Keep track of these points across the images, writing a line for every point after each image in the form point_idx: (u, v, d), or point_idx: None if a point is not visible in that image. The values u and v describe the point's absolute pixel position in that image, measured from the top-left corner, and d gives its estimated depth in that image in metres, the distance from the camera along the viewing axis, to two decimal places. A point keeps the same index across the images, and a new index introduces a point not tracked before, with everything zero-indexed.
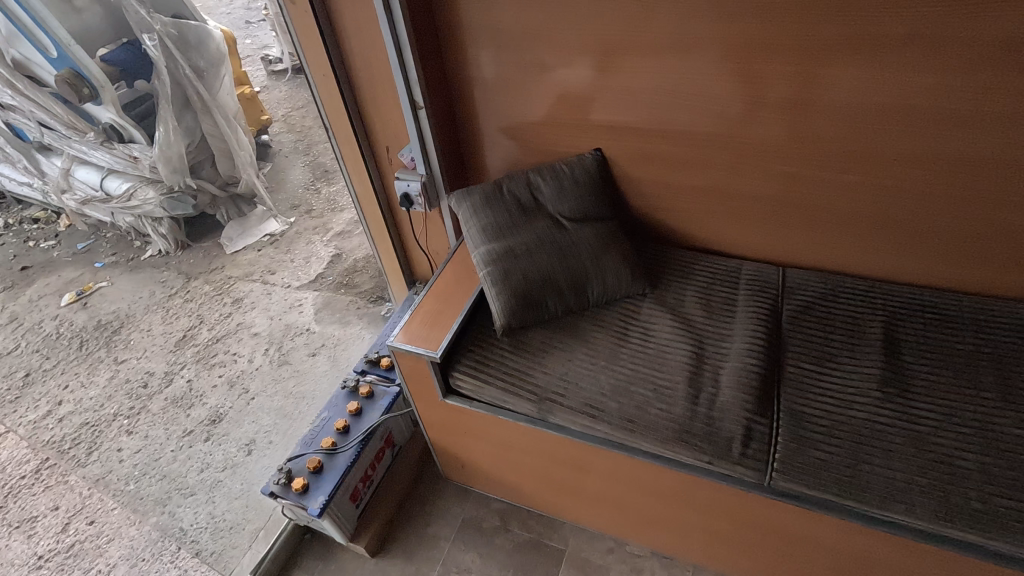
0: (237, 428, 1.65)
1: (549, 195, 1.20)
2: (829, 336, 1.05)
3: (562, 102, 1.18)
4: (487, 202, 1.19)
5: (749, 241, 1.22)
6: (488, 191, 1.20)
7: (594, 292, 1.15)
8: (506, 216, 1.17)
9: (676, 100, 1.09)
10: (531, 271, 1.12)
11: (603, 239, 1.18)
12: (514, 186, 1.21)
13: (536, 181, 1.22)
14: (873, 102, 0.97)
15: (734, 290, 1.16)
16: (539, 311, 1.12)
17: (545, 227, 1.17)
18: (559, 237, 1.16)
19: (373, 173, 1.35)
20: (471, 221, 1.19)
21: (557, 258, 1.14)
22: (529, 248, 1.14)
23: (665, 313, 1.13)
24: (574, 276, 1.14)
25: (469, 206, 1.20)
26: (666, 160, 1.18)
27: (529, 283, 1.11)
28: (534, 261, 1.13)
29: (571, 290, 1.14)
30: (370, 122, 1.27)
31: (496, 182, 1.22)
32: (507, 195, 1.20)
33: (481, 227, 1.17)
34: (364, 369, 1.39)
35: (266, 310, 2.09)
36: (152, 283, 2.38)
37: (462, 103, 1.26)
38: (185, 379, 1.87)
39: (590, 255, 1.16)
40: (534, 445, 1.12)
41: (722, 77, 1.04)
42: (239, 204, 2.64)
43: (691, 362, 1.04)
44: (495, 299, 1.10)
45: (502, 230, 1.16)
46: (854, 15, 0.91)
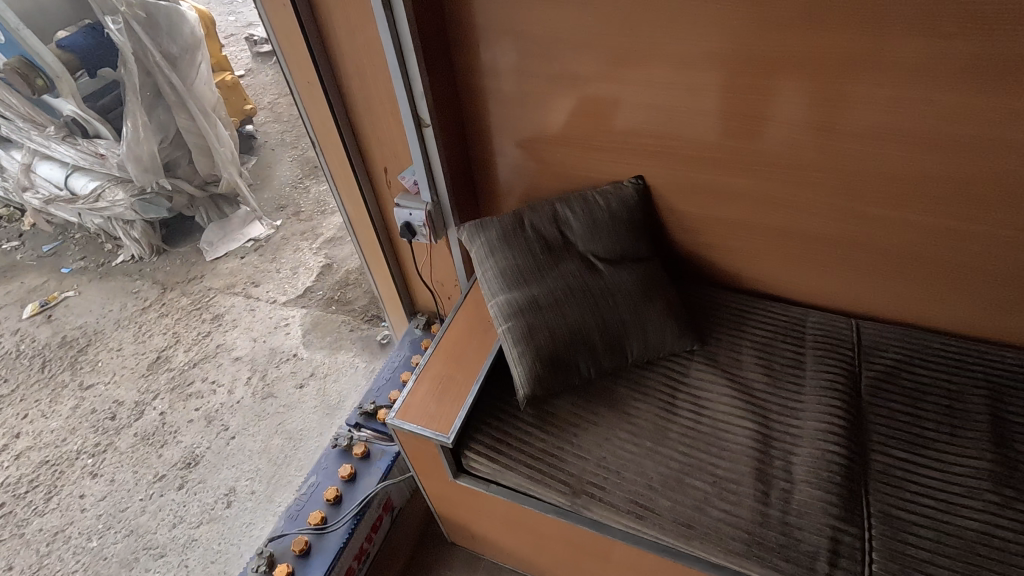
0: (215, 475, 1.47)
1: (579, 231, 1.00)
2: (921, 415, 0.87)
3: (595, 121, 0.98)
4: (505, 239, 0.99)
5: (814, 287, 1.03)
6: (506, 225, 1.00)
7: (633, 350, 0.96)
8: (528, 257, 0.97)
9: (741, 123, 0.89)
10: (560, 327, 0.93)
11: (644, 285, 0.99)
12: (538, 220, 1.01)
13: (563, 213, 1.02)
14: (996, 136, 0.78)
15: (799, 348, 0.98)
16: (569, 376, 0.93)
17: (575, 272, 0.97)
18: (592, 284, 0.97)
19: (369, 196, 1.14)
20: (485, 263, 0.99)
21: (590, 310, 0.95)
22: (557, 298, 0.94)
23: (719, 378, 0.95)
24: (610, 333, 0.95)
25: (485, 244, 1.00)
26: (719, 191, 0.98)
27: (558, 341, 0.92)
28: (563, 315, 0.93)
29: (607, 349, 0.95)
30: (365, 137, 1.06)
31: (516, 213, 1.02)
32: (529, 230, 1.00)
33: (498, 272, 0.97)
34: (359, 423, 1.21)
35: (249, 330, 1.89)
36: (123, 293, 2.17)
37: (472, 117, 1.05)
38: (158, 411, 1.68)
39: (630, 306, 0.97)
40: (560, 533, 0.95)
41: (802, 99, 0.84)
42: (221, 204, 2.42)
43: (756, 446, 0.86)
44: (517, 362, 0.91)
45: (524, 275, 0.96)
46: (989, 28, 0.70)
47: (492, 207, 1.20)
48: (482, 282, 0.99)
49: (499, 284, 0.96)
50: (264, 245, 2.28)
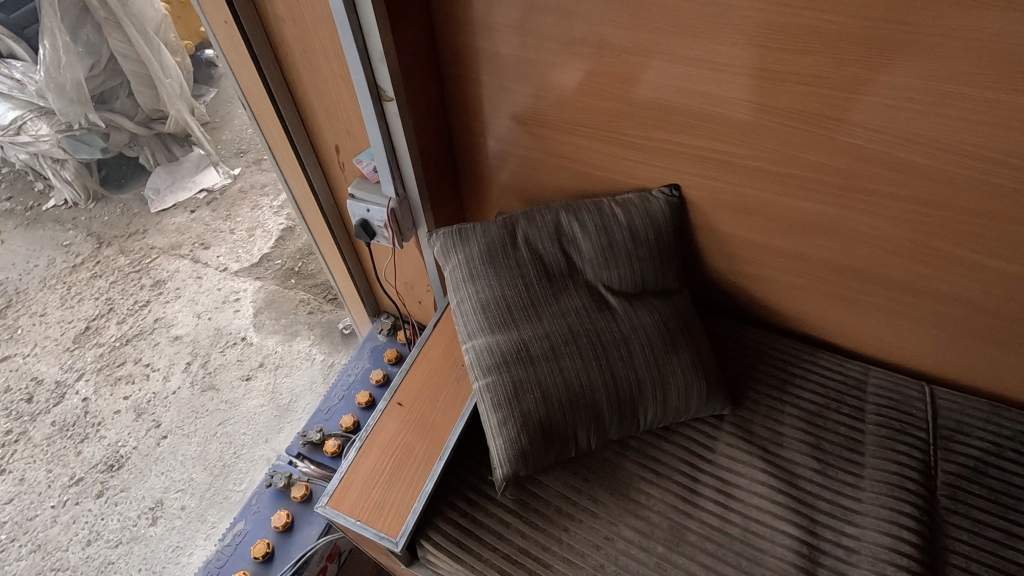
0: (140, 484, 1.26)
1: (589, 252, 0.76)
2: (1015, 535, 0.66)
3: (621, 108, 0.71)
4: (490, 259, 0.75)
5: (880, 341, 0.81)
6: (491, 239, 0.76)
7: (647, 416, 0.73)
8: (517, 287, 0.73)
9: (826, 133, 0.63)
10: (554, 386, 0.70)
11: (670, 330, 0.74)
12: (536, 235, 0.76)
13: (568, 226, 0.77)
14: None
15: (857, 423, 0.76)
16: (564, 450, 0.71)
17: (579, 308, 0.73)
18: (601, 326, 0.73)
19: (318, 182, 0.87)
20: (462, 289, 0.75)
21: (596, 363, 0.71)
22: (552, 345, 0.71)
23: (754, 457, 0.74)
24: (620, 394, 0.71)
25: (464, 263, 0.76)
26: (778, 216, 0.73)
27: (551, 404, 0.69)
28: (558, 369, 0.70)
29: (615, 415, 0.71)
30: (309, 107, 0.78)
31: (505, 223, 0.77)
32: (523, 248, 0.75)
33: (477, 304, 0.73)
34: (300, 454, 1.00)
35: (193, 303, 1.64)
36: (52, 245, 1.88)
37: (455, 84, 0.78)
38: (81, 396, 1.45)
39: (649, 359, 0.72)
40: None
41: (920, 105, 0.57)
42: (170, 145, 2.09)
43: (799, 564, 0.66)
44: (494, 431, 0.69)
45: (511, 311, 0.72)
46: None
47: (477, 198, 0.94)
48: (456, 315, 0.75)
49: (478, 321, 0.73)
50: (218, 198, 1.99)
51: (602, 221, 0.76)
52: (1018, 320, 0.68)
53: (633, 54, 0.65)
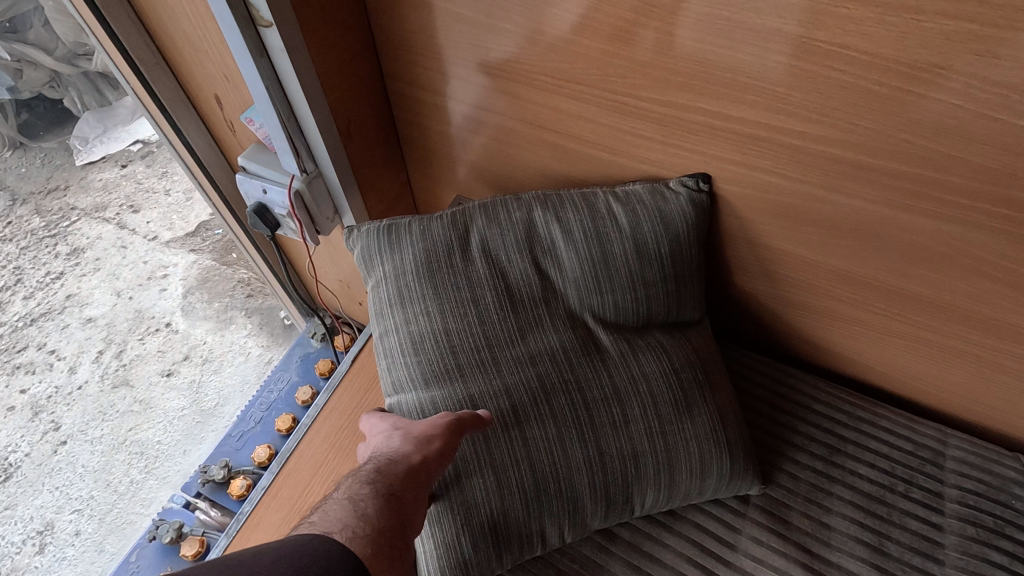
0: (28, 501, 1.05)
1: (571, 268, 0.52)
2: None
3: (632, 54, 0.46)
4: (428, 275, 0.52)
5: (962, 400, 0.59)
6: (431, 246, 0.53)
7: (646, 502, 0.51)
8: (463, 318, 0.51)
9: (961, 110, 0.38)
10: (513, 467, 0.48)
11: (683, 383, 0.52)
12: (497, 241, 0.53)
13: (543, 229, 0.53)
14: None
15: (932, 514, 0.55)
16: (524, 555, 0.49)
17: (554, 351, 0.51)
18: (585, 378, 0.50)
19: (202, 148, 0.63)
20: (388, 317, 0.53)
21: (574, 433, 0.49)
22: (511, 404, 0.49)
23: (789, 565, 0.52)
24: (606, 477, 0.49)
25: (394, 279, 0.53)
26: (850, 229, 0.49)
27: (505, 493, 0.48)
28: (519, 442, 0.48)
29: (599, 504, 0.50)
30: (167, 36, 0.52)
31: (453, 221, 0.54)
32: (478, 261, 0.52)
33: (408, 341, 0.51)
34: (201, 494, 0.80)
35: (113, 278, 1.39)
36: None
37: (384, 8, 0.53)
38: None
39: (650, 426, 0.50)
40: None
41: None
42: (99, 86, 1.79)
43: None
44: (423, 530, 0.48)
45: (455, 354, 0.50)
46: None
47: (431, 176, 0.71)
48: (381, 353, 0.53)
49: (407, 367, 0.51)
50: (155, 151, 1.72)
51: (595, 222, 0.52)
52: None
53: None
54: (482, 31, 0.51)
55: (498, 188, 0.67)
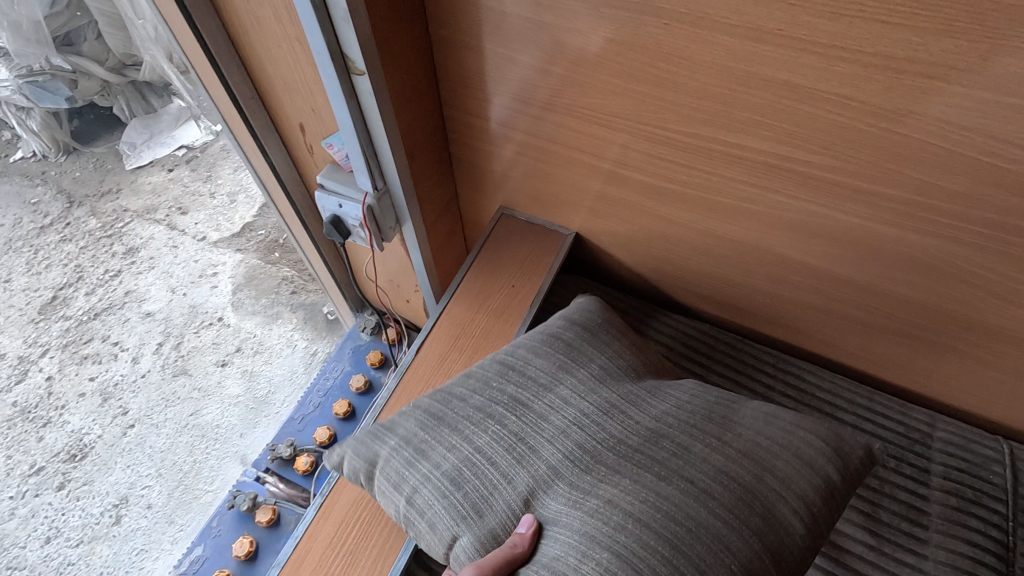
0: (104, 477, 1.17)
1: (553, 370, 0.58)
2: None
3: (664, 94, 0.54)
4: (432, 431, 0.56)
5: (948, 389, 0.67)
6: (419, 410, 0.58)
7: (781, 510, 0.48)
8: (479, 416, 0.55)
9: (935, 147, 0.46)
10: (618, 529, 0.47)
11: (699, 406, 0.56)
12: (481, 377, 0.59)
13: (514, 354, 0.61)
14: None
15: (919, 486, 0.63)
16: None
17: (578, 418, 0.54)
18: (610, 428, 0.54)
19: (283, 166, 0.72)
20: (410, 482, 0.54)
21: (649, 474, 0.50)
22: (556, 469, 0.52)
23: None
24: (723, 505, 0.48)
25: (404, 447, 0.55)
26: (847, 242, 0.58)
27: (610, 547, 0.46)
28: (590, 496, 0.50)
29: (742, 530, 0.47)
30: (264, 75, 0.61)
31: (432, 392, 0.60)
32: (470, 397, 0.57)
33: (444, 487, 0.52)
34: (269, 469, 0.90)
35: (167, 275, 1.50)
36: (19, 203, 1.74)
37: (447, 51, 0.61)
38: (44, 375, 1.34)
39: (711, 445, 0.52)
40: None
41: None
42: (145, 94, 1.90)
43: None
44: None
45: (493, 482, 0.52)
46: None
47: (478, 189, 0.80)
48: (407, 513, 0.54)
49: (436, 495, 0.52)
50: (199, 156, 1.83)
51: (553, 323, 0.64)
52: None
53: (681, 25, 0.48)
54: (531, 71, 0.59)
55: (539, 200, 0.76)
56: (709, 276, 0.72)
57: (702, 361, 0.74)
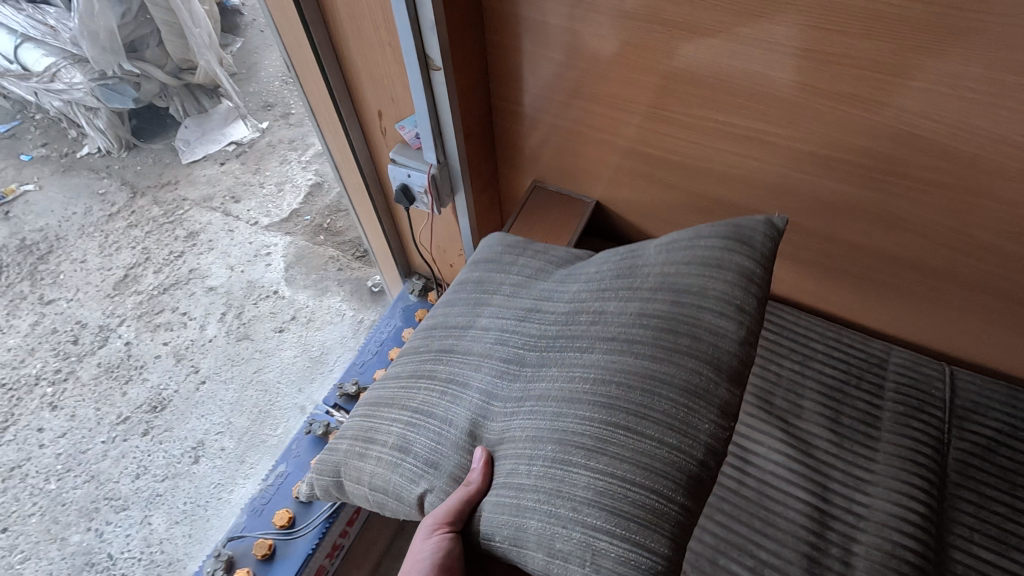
0: (182, 425, 1.34)
1: (467, 323, 0.68)
2: (1015, 505, 0.71)
3: (668, 83, 0.71)
4: (377, 410, 0.66)
5: (901, 321, 0.83)
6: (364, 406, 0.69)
7: (707, 334, 0.52)
8: (398, 389, 0.66)
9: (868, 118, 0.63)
10: (555, 426, 0.53)
11: (618, 262, 0.63)
12: (413, 354, 0.69)
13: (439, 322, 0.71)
14: None
15: (876, 397, 0.80)
16: (651, 467, 0.48)
17: (498, 337, 0.64)
18: (536, 338, 0.62)
19: (359, 145, 0.90)
20: (369, 457, 0.63)
21: (579, 360, 0.56)
22: (483, 391, 0.61)
23: (774, 431, 0.77)
24: (648, 364, 0.52)
25: (361, 430, 0.66)
26: (811, 196, 0.74)
27: (556, 435, 0.52)
28: (532, 397, 0.57)
29: (672, 377, 0.51)
30: (354, 72, 0.79)
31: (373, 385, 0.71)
32: (409, 370, 0.67)
33: (399, 449, 0.61)
34: (338, 405, 1.07)
35: (225, 254, 1.69)
36: (89, 194, 1.93)
37: (497, 52, 0.79)
38: (123, 341, 1.53)
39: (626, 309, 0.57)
40: None
41: (964, 98, 0.57)
42: (197, 95, 2.08)
43: (810, 526, 0.70)
44: (514, 521, 0.51)
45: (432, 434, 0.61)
46: None
47: (515, 166, 0.97)
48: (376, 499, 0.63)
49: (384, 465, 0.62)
50: (247, 150, 2.02)
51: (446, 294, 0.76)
52: None
53: (678, 30, 0.65)
54: (562, 68, 0.76)
55: (566, 173, 0.93)
56: None
57: None
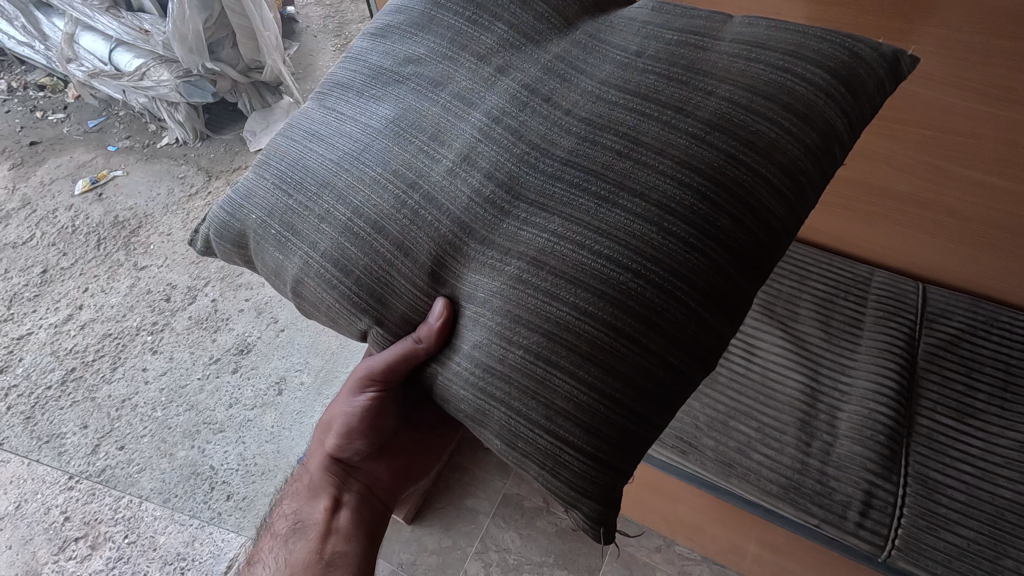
0: (267, 363, 1.57)
1: (413, 116, 0.63)
2: (973, 384, 0.88)
3: None
4: (300, 196, 0.64)
5: (881, 245, 1.01)
6: (280, 182, 0.66)
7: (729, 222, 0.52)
8: (326, 177, 0.64)
9: None
10: (559, 322, 0.51)
11: (676, 64, 0.59)
12: (343, 139, 0.65)
13: (374, 111, 0.66)
14: None
15: (861, 306, 0.97)
16: (639, 383, 0.50)
17: (473, 136, 0.60)
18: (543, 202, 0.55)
19: None
20: (293, 252, 0.63)
21: (596, 238, 0.52)
22: (462, 220, 0.57)
23: (776, 332, 0.95)
24: (660, 266, 0.50)
25: (282, 215, 0.64)
26: None
27: (553, 331, 0.51)
28: (540, 278, 0.52)
29: (678, 287, 0.50)
30: None
31: (290, 161, 0.67)
32: (343, 156, 0.64)
33: (333, 262, 0.61)
34: None
35: None
36: (170, 177, 2.15)
37: None
38: (209, 298, 1.75)
39: (656, 161, 0.54)
40: None
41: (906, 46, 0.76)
42: (262, 91, 2.34)
43: (803, 400, 0.88)
44: (480, 409, 0.54)
45: (377, 247, 0.59)
46: None
47: None
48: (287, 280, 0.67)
49: (300, 268, 0.63)
50: None
51: (380, 75, 0.68)
52: (978, 219, 0.89)
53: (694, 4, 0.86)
54: None
55: None
56: None
57: None
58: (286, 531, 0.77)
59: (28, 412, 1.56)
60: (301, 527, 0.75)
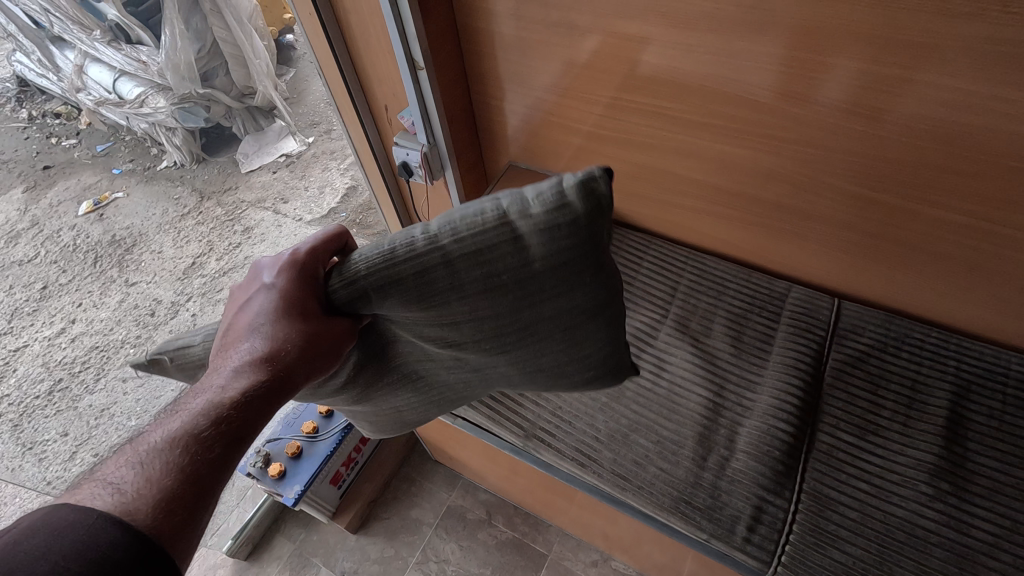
0: None
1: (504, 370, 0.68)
2: (879, 402, 0.87)
3: (592, 72, 0.95)
4: (507, 288, 0.58)
5: (797, 260, 1.02)
6: (540, 284, 0.58)
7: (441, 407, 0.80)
8: (469, 312, 0.59)
9: (723, 89, 0.85)
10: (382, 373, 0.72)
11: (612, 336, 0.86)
12: (515, 328, 0.62)
13: (527, 356, 0.66)
14: (973, 139, 0.72)
15: (772, 322, 0.98)
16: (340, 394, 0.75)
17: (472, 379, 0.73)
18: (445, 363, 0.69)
19: (370, 130, 1.19)
20: (438, 254, 0.56)
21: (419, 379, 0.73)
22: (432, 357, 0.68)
23: (687, 346, 0.97)
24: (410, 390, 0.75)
25: (468, 262, 0.56)
26: (705, 155, 0.96)
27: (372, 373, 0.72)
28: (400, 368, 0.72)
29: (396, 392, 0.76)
30: (365, 74, 1.08)
31: (554, 291, 0.59)
32: (497, 327, 0.61)
33: (416, 296, 0.57)
34: None
35: (274, 245, 2.03)
36: (166, 199, 2.25)
37: (471, 57, 1.05)
38: (189, 313, 1.85)
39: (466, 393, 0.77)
40: (539, 477, 1.08)
41: (778, 67, 0.78)
42: (256, 116, 2.45)
43: (706, 414, 0.89)
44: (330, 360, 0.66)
45: (431, 323, 0.61)
46: (982, 12, 0.61)
47: (498, 149, 1.22)
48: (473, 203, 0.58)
49: (437, 273, 0.56)
50: (296, 160, 2.35)
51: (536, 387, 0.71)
52: (876, 235, 0.90)
53: (586, 32, 0.89)
54: (519, 67, 1.01)
55: (534, 153, 1.17)
56: (640, 196, 1.11)
57: (637, 253, 1.10)
58: (135, 461, 0.48)
59: (16, 420, 1.62)
60: (180, 452, 0.49)
